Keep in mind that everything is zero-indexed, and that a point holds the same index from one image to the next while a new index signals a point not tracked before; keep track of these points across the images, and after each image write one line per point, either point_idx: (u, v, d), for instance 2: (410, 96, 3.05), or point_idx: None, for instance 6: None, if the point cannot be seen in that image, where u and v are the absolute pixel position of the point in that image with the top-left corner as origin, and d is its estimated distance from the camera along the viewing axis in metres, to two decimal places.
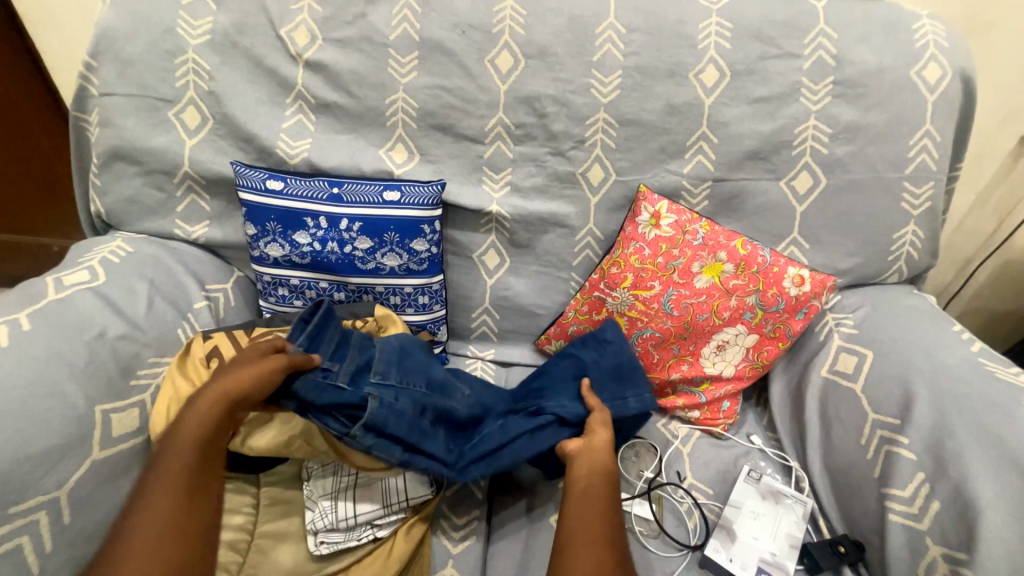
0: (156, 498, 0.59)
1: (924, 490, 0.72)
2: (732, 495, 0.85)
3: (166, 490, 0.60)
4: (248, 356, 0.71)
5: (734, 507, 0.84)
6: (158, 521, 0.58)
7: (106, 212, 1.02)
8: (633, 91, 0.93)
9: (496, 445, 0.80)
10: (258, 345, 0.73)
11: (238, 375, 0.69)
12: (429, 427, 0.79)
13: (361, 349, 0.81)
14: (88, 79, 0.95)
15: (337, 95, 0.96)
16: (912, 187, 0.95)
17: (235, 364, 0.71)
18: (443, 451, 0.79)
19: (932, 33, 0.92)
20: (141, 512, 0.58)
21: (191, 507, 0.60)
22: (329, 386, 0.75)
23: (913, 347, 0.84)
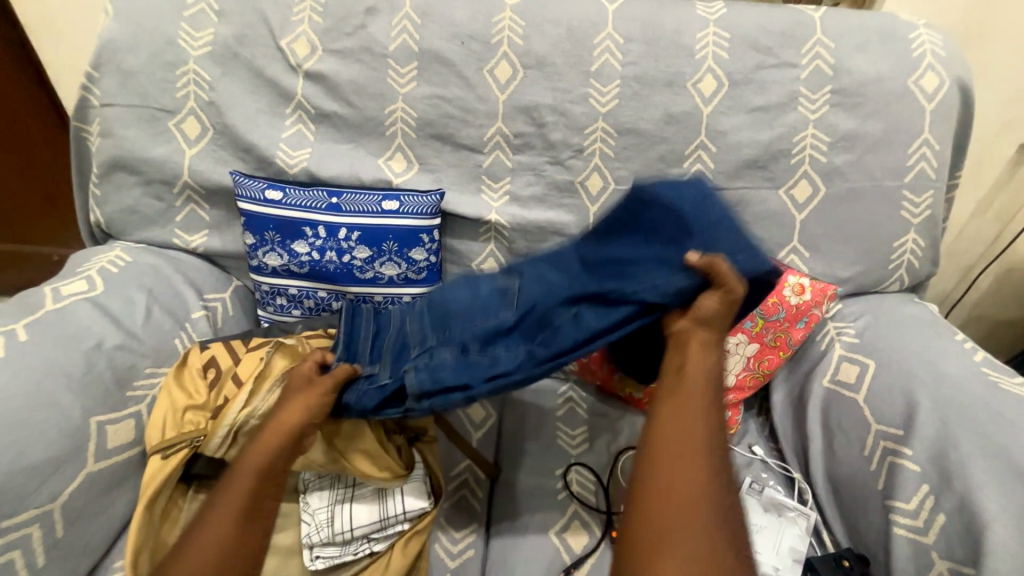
0: (212, 525, 0.61)
1: (929, 503, 0.70)
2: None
3: (227, 517, 0.61)
4: (297, 380, 0.72)
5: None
6: (215, 545, 0.59)
7: (105, 222, 1.02)
8: (631, 101, 0.94)
9: (579, 339, 0.66)
10: (306, 367, 0.73)
11: (290, 404, 0.69)
12: (491, 360, 0.69)
13: (395, 330, 0.79)
14: (89, 89, 0.96)
15: (337, 105, 0.96)
16: (911, 195, 0.95)
17: (287, 391, 0.71)
18: (520, 368, 0.67)
19: (929, 42, 0.93)
20: (199, 536, 0.60)
21: (247, 532, 0.61)
22: (371, 388, 0.72)
23: (915, 356, 0.84)
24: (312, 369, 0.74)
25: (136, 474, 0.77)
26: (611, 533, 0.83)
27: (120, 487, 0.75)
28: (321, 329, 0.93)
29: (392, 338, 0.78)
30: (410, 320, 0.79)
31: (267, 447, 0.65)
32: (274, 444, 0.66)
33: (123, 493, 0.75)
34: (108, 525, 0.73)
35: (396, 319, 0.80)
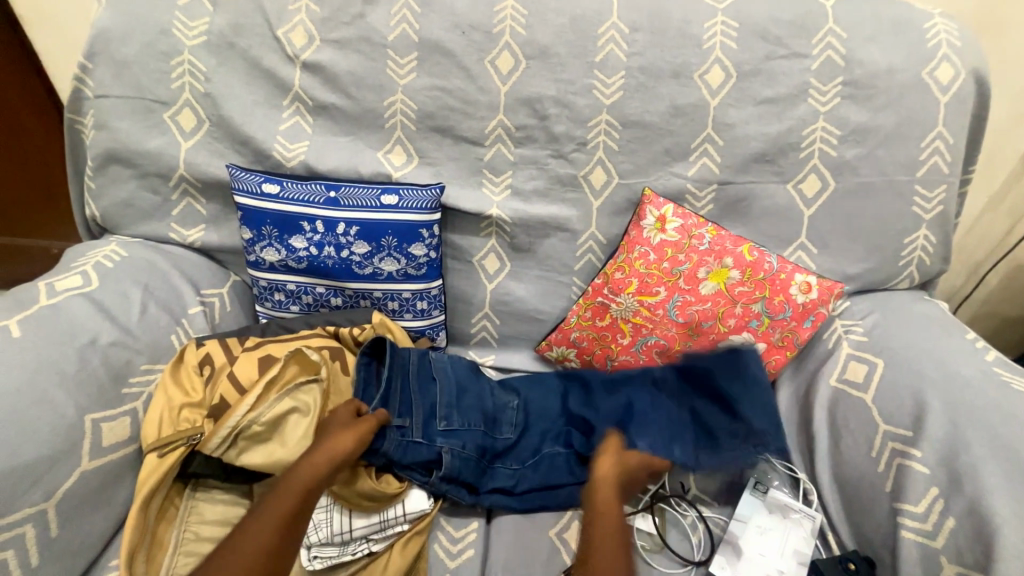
0: (254, 532, 0.65)
1: (938, 506, 0.69)
2: (737, 509, 0.82)
3: (269, 531, 0.66)
4: (341, 416, 0.76)
5: (740, 521, 0.81)
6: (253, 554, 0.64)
7: (101, 216, 1.01)
8: (636, 93, 0.91)
9: (557, 480, 0.84)
10: (350, 407, 0.78)
11: (337, 436, 0.73)
12: (490, 465, 0.85)
13: (416, 377, 0.87)
14: (83, 80, 0.94)
15: (335, 96, 0.94)
16: (923, 190, 0.93)
17: (329, 425, 0.75)
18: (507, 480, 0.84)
19: (945, 32, 0.90)
20: (240, 542, 0.64)
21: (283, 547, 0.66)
22: (409, 444, 0.81)
23: (925, 355, 0.82)
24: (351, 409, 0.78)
25: (132, 472, 0.76)
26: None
27: (116, 485, 0.74)
28: (320, 326, 0.92)
29: (417, 390, 0.86)
30: (432, 371, 0.89)
31: (313, 474, 0.70)
32: (319, 472, 0.71)
33: (119, 491, 0.74)
34: (105, 523, 0.72)
35: (414, 370, 0.88)
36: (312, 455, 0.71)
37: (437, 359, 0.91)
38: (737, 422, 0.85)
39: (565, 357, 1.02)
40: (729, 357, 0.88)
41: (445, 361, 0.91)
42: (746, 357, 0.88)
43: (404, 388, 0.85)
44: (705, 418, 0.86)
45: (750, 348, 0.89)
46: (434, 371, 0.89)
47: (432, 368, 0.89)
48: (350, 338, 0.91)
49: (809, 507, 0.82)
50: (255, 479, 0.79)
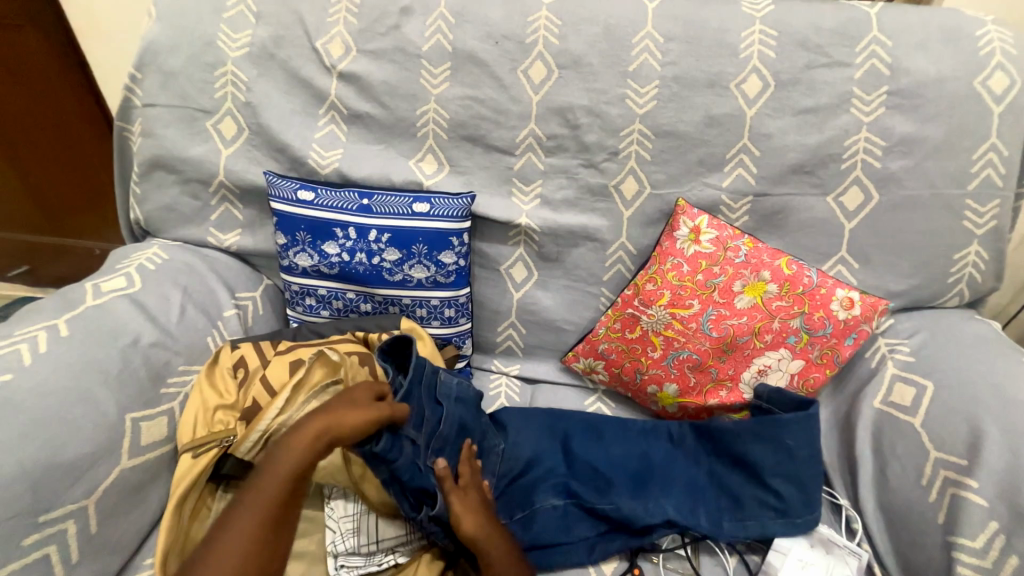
0: (244, 516, 0.62)
1: (998, 542, 0.65)
2: (777, 539, 0.78)
3: (258, 514, 0.62)
4: (354, 395, 0.72)
5: (779, 552, 0.77)
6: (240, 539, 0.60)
7: (144, 220, 1.04)
8: (670, 102, 0.90)
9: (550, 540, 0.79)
10: (364, 390, 0.73)
11: (336, 412, 0.69)
12: None
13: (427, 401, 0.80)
14: (133, 90, 0.98)
15: (370, 106, 0.96)
16: (975, 204, 0.88)
17: (330, 405, 0.70)
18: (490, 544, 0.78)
19: (999, 39, 0.86)
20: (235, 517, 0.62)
21: (271, 533, 0.62)
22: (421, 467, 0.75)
23: (980, 379, 0.77)
24: (365, 395, 0.73)
25: (167, 471, 0.78)
26: (634, 570, 0.77)
27: (151, 485, 0.75)
28: (350, 331, 0.93)
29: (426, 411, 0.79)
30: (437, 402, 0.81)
31: (304, 453, 0.66)
32: (311, 453, 0.66)
33: (154, 489, 0.76)
34: (140, 521, 0.74)
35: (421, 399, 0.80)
36: (306, 433, 0.67)
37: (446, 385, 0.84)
38: (765, 491, 0.79)
39: (592, 369, 1.00)
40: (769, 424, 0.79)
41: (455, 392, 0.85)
42: (786, 433, 0.78)
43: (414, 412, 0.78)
44: (732, 486, 0.81)
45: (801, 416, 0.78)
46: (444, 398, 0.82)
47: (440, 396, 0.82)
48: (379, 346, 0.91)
49: (855, 542, 0.78)
50: None
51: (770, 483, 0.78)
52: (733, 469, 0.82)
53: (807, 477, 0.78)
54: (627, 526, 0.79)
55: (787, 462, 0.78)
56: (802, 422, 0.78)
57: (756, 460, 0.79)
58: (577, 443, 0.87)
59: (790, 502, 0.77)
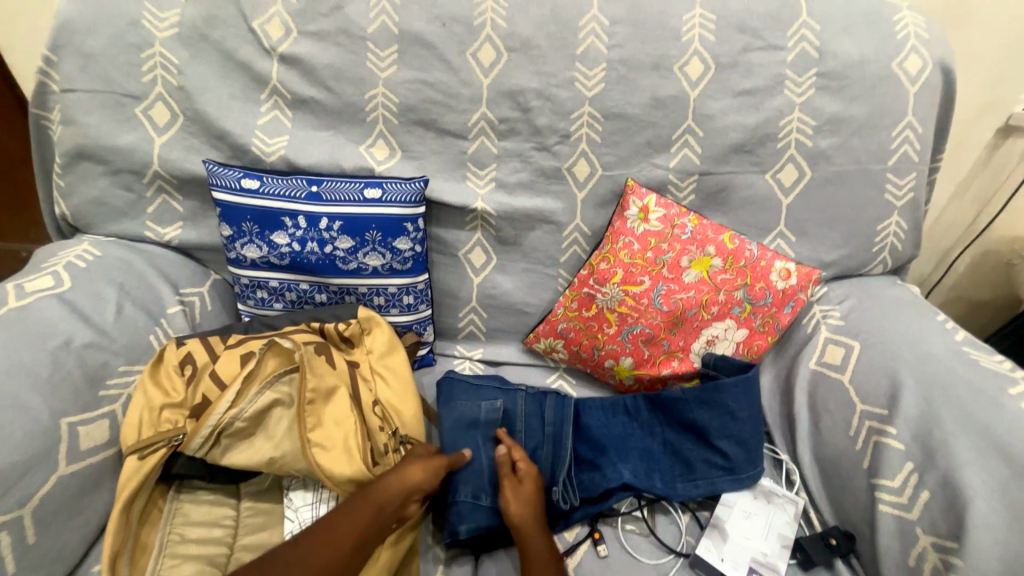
0: (314, 552, 0.65)
1: (912, 480, 0.72)
2: (725, 494, 0.84)
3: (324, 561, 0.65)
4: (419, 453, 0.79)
5: (726, 505, 0.82)
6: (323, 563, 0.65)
7: (71, 214, 0.97)
8: (618, 85, 0.92)
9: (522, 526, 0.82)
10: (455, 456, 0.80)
11: (409, 465, 0.74)
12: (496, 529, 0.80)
13: (529, 422, 0.88)
14: (47, 74, 0.90)
15: (315, 90, 0.93)
16: (895, 178, 0.96)
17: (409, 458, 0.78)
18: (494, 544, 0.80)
19: (913, 24, 0.92)
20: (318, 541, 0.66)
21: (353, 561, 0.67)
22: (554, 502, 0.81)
23: (900, 337, 0.85)
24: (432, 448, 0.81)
25: (112, 476, 0.74)
26: (595, 534, 0.80)
27: (95, 490, 0.72)
28: (305, 323, 0.91)
29: (526, 427, 0.88)
30: (521, 420, 0.88)
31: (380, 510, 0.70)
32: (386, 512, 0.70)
33: (99, 495, 0.72)
34: (85, 529, 0.70)
35: (527, 425, 0.88)
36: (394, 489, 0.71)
37: (523, 410, 0.89)
38: (711, 451, 0.84)
39: (553, 348, 1.03)
40: (709, 392, 0.84)
41: (480, 405, 0.89)
42: (727, 394, 0.83)
43: (528, 431, 0.87)
44: (683, 451, 0.85)
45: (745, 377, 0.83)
46: (515, 416, 0.88)
47: (522, 415, 0.88)
48: (335, 335, 0.89)
49: (792, 492, 0.85)
50: (242, 477, 0.78)
51: (717, 442, 0.83)
52: (683, 434, 0.86)
53: (747, 437, 0.84)
54: (586, 498, 0.82)
55: (723, 425, 0.83)
56: (742, 383, 0.83)
57: (702, 424, 0.84)
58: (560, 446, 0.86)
59: (733, 453, 0.83)
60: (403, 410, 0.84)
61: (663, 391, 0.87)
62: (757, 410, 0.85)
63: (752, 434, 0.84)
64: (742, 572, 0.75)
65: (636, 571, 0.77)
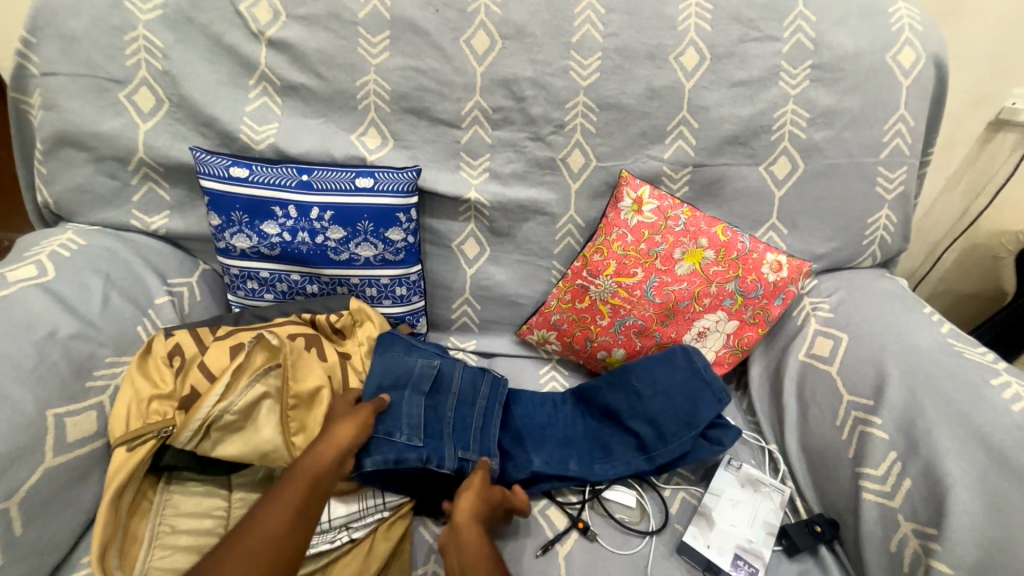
0: (258, 529, 0.62)
1: (896, 468, 0.74)
2: (711, 483, 0.85)
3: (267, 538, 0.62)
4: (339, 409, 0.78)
5: (713, 494, 0.84)
6: (270, 537, 0.62)
7: (54, 202, 0.95)
8: (613, 74, 0.91)
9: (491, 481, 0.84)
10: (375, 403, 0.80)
11: (339, 425, 0.74)
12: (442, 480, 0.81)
13: (464, 388, 0.88)
14: (26, 56, 0.87)
15: (305, 76, 0.91)
16: (886, 171, 0.96)
17: (331, 417, 0.76)
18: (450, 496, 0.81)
19: (908, 17, 0.92)
20: (263, 516, 0.64)
21: (295, 533, 0.64)
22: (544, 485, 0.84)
23: (887, 329, 0.86)
24: (351, 401, 0.80)
25: (100, 467, 0.74)
26: (580, 523, 0.80)
27: (83, 482, 0.71)
28: (296, 314, 0.90)
29: (460, 390, 0.87)
30: (455, 384, 0.88)
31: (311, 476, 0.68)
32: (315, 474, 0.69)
33: (87, 486, 0.72)
34: (73, 520, 0.70)
35: (461, 387, 0.88)
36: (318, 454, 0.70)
37: (459, 373, 0.89)
38: (627, 433, 0.88)
39: (546, 340, 1.03)
40: (620, 376, 0.90)
41: (415, 362, 0.87)
42: (632, 375, 0.89)
43: (461, 394, 0.87)
44: (603, 435, 0.89)
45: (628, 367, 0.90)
46: (451, 380, 0.88)
47: (458, 379, 0.88)
48: (327, 326, 0.89)
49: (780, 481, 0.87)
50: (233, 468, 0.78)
51: (627, 423, 0.88)
52: (603, 423, 0.91)
53: (688, 411, 0.86)
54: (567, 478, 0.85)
55: (637, 408, 0.88)
56: (644, 365, 0.89)
57: (614, 407, 0.89)
58: (493, 410, 0.87)
59: (670, 431, 0.85)
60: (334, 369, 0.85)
61: (585, 384, 0.93)
62: (689, 385, 0.88)
63: (694, 408, 0.86)
64: (727, 558, 0.76)
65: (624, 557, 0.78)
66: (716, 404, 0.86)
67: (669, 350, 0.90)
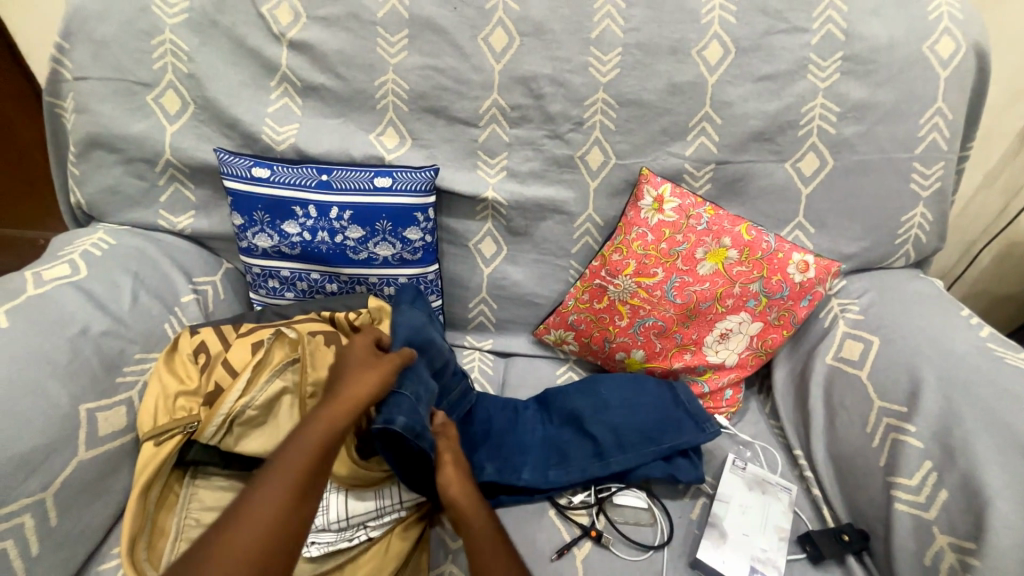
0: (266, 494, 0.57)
1: (931, 479, 0.70)
2: (719, 489, 0.83)
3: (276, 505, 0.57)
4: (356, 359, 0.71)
5: (722, 501, 0.82)
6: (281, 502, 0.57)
7: (86, 203, 0.98)
8: (633, 70, 0.89)
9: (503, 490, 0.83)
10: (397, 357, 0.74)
11: (360, 377, 0.68)
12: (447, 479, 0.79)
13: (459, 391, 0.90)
14: (60, 62, 0.90)
15: (324, 77, 0.91)
16: (921, 167, 0.92)
17: (349, 367, 0.70)
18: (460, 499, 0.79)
19: (947, 4, 0.88)
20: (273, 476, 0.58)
21: (304, 502, 0.58)
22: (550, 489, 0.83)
23: (922, 333, 0.82)
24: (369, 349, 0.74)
25: (130, 461, 0.76)
26: (592, 532, 0.79)
27: (114, 474, 0.74)
28: (315, 312, 0.92)
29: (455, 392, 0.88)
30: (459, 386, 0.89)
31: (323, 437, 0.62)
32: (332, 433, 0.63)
33: (118, 479, 0.74)
34: (104, 512, 0.72)
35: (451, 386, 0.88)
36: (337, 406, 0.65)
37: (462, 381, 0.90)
38: (586, 439, 0.86)
39: (563, 340, 1.02)
40: (588, 383, 0.93)
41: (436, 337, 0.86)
42: (600, 385, 0.92)
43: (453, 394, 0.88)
44: (563, 442, 0.86)
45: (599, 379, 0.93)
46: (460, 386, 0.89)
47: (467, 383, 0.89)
48: (346, 324, 0.90)
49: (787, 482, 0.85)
50: (255, 464, 0.79)
51: (589, 427, 0.86)
52: (563, 427, 0.88)
53: (654, 428, 0.86)
54: (520, 488, 0.83)
55: (600, 413, 0.88)
56: (615, 379, 0.92)
57: (578, 412, 0.88)
58: (455, 410, 0.88)
59: (630, 442, 0.84)
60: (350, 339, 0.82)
61: (604, 384, 0.92)
62: (664, 408, 0.88)
63: (662, 427, 0.86)
64: (742, 571, 0.74)
65: (637, 563, 0.77)
66: (698, 433, 0.85)
67: (639, 375, 0.93)
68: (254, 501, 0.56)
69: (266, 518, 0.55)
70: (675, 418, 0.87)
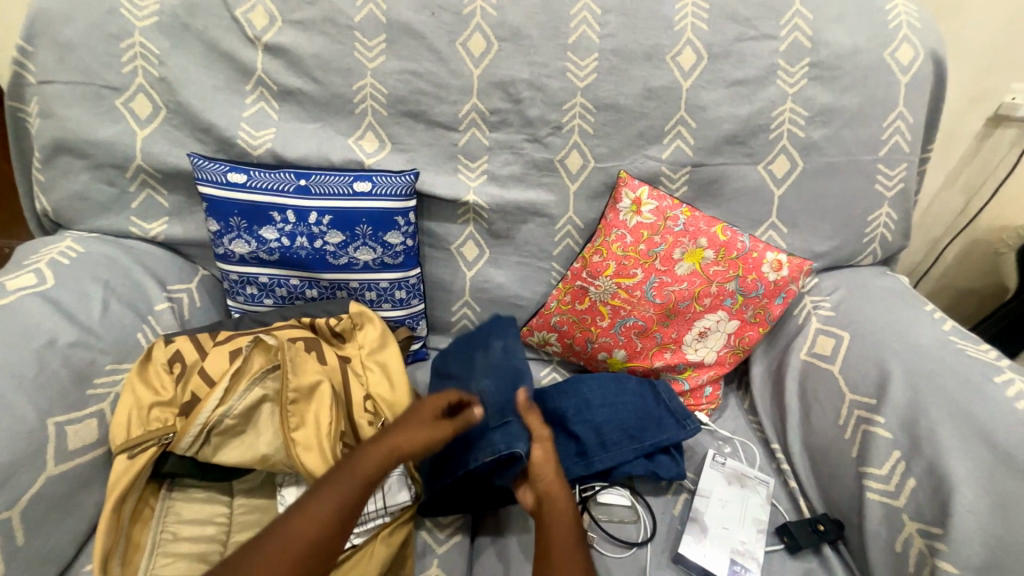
0: (313, 512, 0.62)
1: (900, 468, 0.73)
2: (699, 484, 0.85)
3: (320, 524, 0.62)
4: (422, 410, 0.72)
5: (703, 496, 0.83)
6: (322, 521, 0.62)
7: (52, 211, 0.95)
8: (610, 75, 0.91)
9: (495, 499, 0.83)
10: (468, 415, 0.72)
11: (415, 430, 0.69)
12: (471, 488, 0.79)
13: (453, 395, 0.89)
14: (23, 65, 0.88)
15: (301, 81, 0.90)
16: (885, 169, 0.96)
17: (411, 416, 0.71)
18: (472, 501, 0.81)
19: (905, 14, 0.92)
20: (319, 496, 0.64)
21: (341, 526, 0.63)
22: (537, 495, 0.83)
23: (890, 328, 0.85)
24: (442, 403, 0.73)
25: (101, 476, 0.73)
26: None
27: (85, 490, 0.71)
28: (295, 318, 0.90)
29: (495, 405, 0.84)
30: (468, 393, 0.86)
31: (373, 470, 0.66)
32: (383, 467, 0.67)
33: (89, 495, 0.72)
34: (74, 529, 0.70)
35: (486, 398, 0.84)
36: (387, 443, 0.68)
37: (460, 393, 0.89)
38: (569, 438, 0.86)
39: (546, 341, 1.03)
40: (570, 381, 0.93)
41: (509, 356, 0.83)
42: (583, 384, 0.91)
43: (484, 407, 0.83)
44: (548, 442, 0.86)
45: (584, 378, 0.93)
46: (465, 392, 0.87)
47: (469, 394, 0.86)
48: (326, 330, 0.89)
49: (763, 474, 0.88)
50: (235, 474, 0.78)
51: (573, 427, 0.87)
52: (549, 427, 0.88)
53: (633, 425, 0.87)
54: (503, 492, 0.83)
55: (584, 411, 0.88)
56: (599, 376, 0.92)
57: (562, 412, 0.89)
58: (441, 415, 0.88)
59: (612, 440, 0.86)
60: (393, 403, 0.84)
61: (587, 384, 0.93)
62: (645, 407, 0.90)
63: (641, 425, 0.87)
64: (723, 565, 0.75)
65: (621, 561, 0.78)
66: (679, 430, 0.87)
67: (621, 373, 0.93)
68: (299, 517, 0.62)
69: (315, 530, 0.61)
70: (658, 417, 0.89)
